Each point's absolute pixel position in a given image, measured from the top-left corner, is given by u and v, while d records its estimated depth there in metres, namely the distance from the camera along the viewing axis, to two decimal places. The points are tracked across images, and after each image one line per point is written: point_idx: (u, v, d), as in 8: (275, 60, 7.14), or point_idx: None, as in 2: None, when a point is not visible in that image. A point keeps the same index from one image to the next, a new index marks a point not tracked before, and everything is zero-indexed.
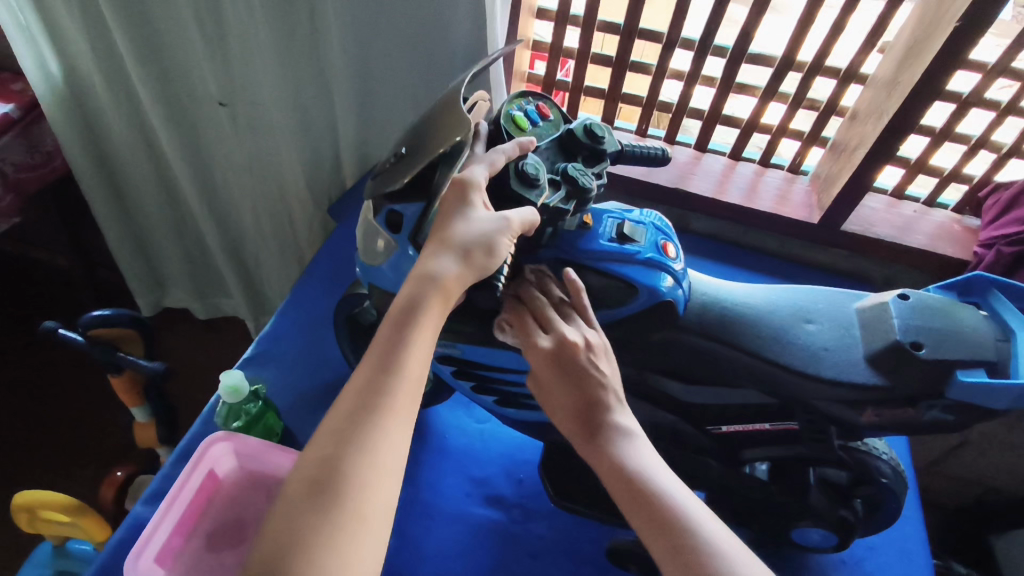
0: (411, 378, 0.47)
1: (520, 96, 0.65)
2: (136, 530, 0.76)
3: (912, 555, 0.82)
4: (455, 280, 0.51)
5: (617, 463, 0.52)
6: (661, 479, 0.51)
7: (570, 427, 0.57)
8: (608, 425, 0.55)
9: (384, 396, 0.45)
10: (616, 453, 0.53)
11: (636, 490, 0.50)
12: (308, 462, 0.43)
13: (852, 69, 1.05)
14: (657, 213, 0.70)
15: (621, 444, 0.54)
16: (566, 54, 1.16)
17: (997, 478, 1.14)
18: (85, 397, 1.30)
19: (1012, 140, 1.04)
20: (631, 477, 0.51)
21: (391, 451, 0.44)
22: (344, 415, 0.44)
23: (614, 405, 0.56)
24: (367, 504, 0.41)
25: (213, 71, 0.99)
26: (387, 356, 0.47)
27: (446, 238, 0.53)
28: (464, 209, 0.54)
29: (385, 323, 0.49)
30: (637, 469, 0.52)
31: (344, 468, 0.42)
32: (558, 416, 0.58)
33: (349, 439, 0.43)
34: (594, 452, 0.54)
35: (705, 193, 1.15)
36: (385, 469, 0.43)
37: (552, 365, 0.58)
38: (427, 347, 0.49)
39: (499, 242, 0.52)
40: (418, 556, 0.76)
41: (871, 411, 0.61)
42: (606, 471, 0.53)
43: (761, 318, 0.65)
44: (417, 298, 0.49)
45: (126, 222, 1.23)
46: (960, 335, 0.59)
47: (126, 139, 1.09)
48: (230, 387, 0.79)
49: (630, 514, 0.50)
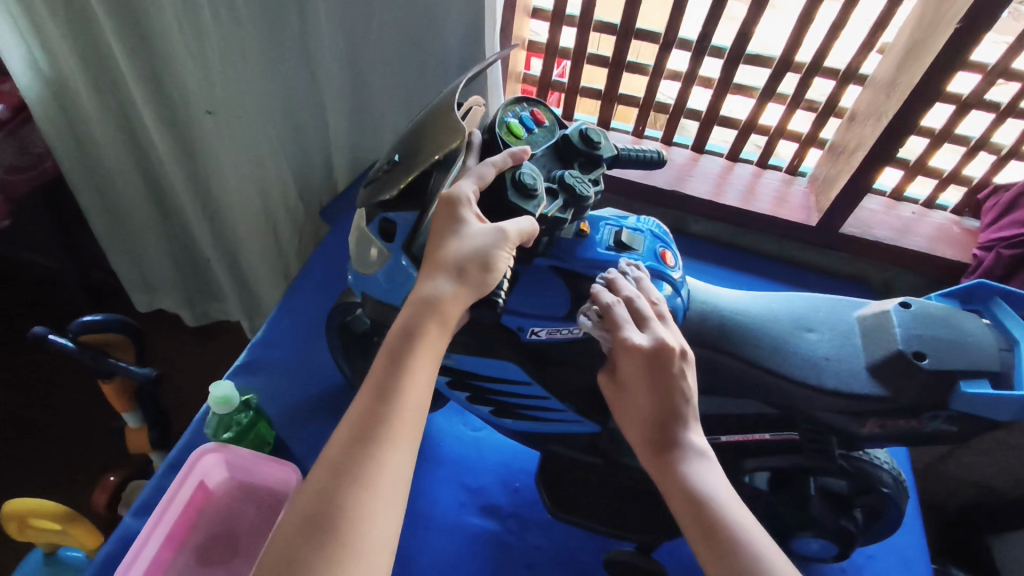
0: (409, 405, 0.45)
1: (514, 101, 0.63)
2: (125, 543, 0.75)
3: (912, 563, 0.81)
4: (452, 301, 0.50)
5: (693, 490, 0.51)
6: (740, 518, 0.50)
7: (640, 434, 0.56)
8: (684, 444, 0.54)
9: (380, 425, 0.44)
10: (692, 478, 0.52)
11: (712, 521, 0.50)
12: (306, 496, 0.41)
13: (851, 69, 1.04)
14: (655, 220, 0.69)
15: (698, 469, 0.53)
16: (561, 54, 1.15)
17: (995, 481, 1.13)
18: (76, 402, 1.28)
19: (1012, 141, 1.03)
20: (709, 510, 0.50)
21: (390, 483, 0.42)
22: (341, 446, 0.43)
23: (687, 421, 0.55)
24: (365, 539, 0.40)
25: (198, 79, 0.91)
26: (384, 383, 0.46)
27: (440, 257, 0.51)
28: (457, 225, 0.52)
29: (382, 353, 0.48)
30: (715, 501, 0.51)
31: (342, 502, 0.40)
32: (629, 420, 0.57)
33: (344, 473, 0.42)
34: (666, 468, 0.53)
35: (703, 195, 1.14)
36: (383, 501, 0.42)
37: (644, 367, 0.54)
38: (426, 372, 0.47)
39: (495, 256, 0.51)
40: (414, 568, 0.75)
41: (873, 422, 0.60)
42: (678, 494, 0.52)
43: (762, 328, 0.64)
44: (413, 324, 0.48)
45: (115, 226, 1.20)
46: (964, 345, 0.58)
47: (113, 143, 1.05)
48: (220, 399, 0.77)
49: (695, 542, 0.50)
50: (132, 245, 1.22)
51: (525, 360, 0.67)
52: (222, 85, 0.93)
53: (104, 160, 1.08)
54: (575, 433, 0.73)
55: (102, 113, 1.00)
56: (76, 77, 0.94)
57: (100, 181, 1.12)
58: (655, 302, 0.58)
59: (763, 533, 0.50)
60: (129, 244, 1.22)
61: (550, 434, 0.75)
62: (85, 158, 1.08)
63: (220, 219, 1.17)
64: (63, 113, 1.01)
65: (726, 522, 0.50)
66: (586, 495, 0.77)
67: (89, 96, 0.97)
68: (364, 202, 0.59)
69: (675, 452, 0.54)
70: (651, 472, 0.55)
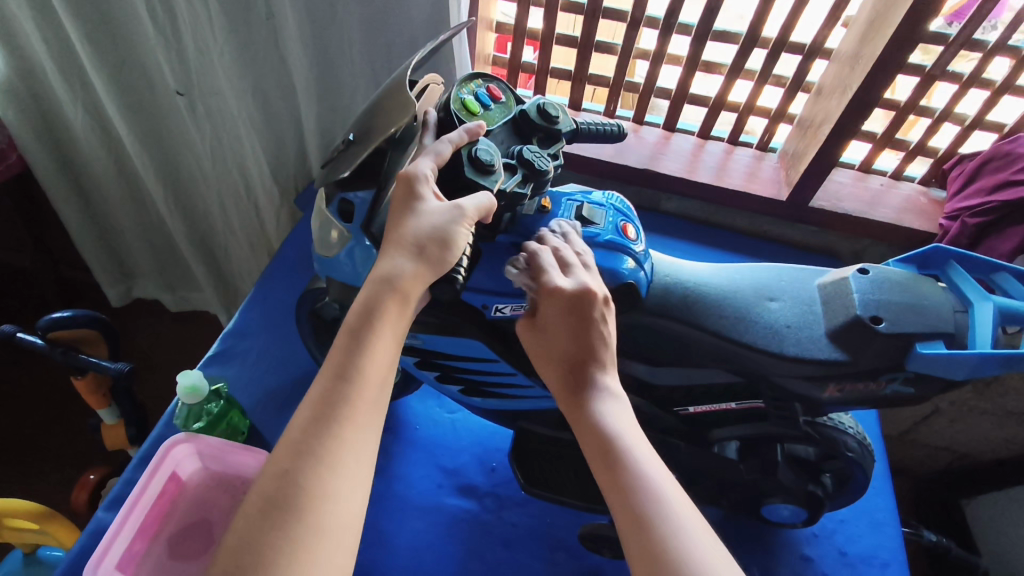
0: (372, 384, 0.46)
1: (471, 78, 0.63)
2: (98, 536, 0.74)
3: (883, 525, 0.84)
4: (412, 280, 0.50)
5: (596, 424, 0.50)
6: (638, 448, 0.49)
7: (554, 375, 0.55)
8: (591, 383, 0.53)
9: (342, 405, 0.44)
10: (597, 409, 0.51)
11: (608, 446, 0.48)
12: (267, 477, 0.41)
13: (817, 44, 1.04)
14: (618, 195, 0.69)
15: (604, 404, 0.52)
16: (529, 35, 1.14)
17: (967, 445, 1.16)
18: (52, 401, 1.26)
19: (974, 112, 1.05)
20: (609, 441, 0.49)
21: (353, 462, 0.43)
22: (302, 426, 0.43)
23: (602, 365, 0.54)
24: (332, 518, 0.40)
25: (168, 59, 0.93)
26: (346, 362, 0.46)
27: (399, 237, 0.51)
28: (414, 203, 0.52)
29: (342, 332, 0.48)
30: (617, 433, 0.49)
31: (304, 481, 0.40)
32: (544, 363, 0.57)
33: (307, 453, 0.42)
34: (576, 400, 0.53)
35: (673, 172, 1.14)
36: (348, 478, 0.42)
37: (567, 310, 0.54)
38: (388, 351, 0.48)
39: (454, 234, 0.51)
40: (393, 550, 0.76)
41: (834, 386, 0.62)
42: (584, 428, 0.51)
43: (725, 298, 0.65)
44: (373, 304, 0.48)
45: (87, 213, 1.17)
46: (921, 309, 0.59)
47: (86, 132, 1.03)
48: (190, 388, 0.76)
49: (595, 467, 0.49)
50: (108, 230, 1.21)
51: (494, 339, 0.68)
52: (195, 65, 0.94)
53: (78, 148, 1.06)
54: (547, 409, 0.74)
55: (73, 99, 0.98)
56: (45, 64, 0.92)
57: (70, 166, 1.09)
58: (580, 254, 0.58)
59: (653, 456, 0.49)
60: (104, 230, 1.21)
61: (523, 411, 0.75)
62: (59, 147, 1.06)
63: (193, 204, 1.16)
64: (35, 101, 0.99)
65: (615, 441, 0.49)
66: (560, 472, 0.78)
67: (61, 85, 0.95)
68: (322, 182, 0.59)
69: (584, 388, 0.53)
70: (564, 410, 0.54)
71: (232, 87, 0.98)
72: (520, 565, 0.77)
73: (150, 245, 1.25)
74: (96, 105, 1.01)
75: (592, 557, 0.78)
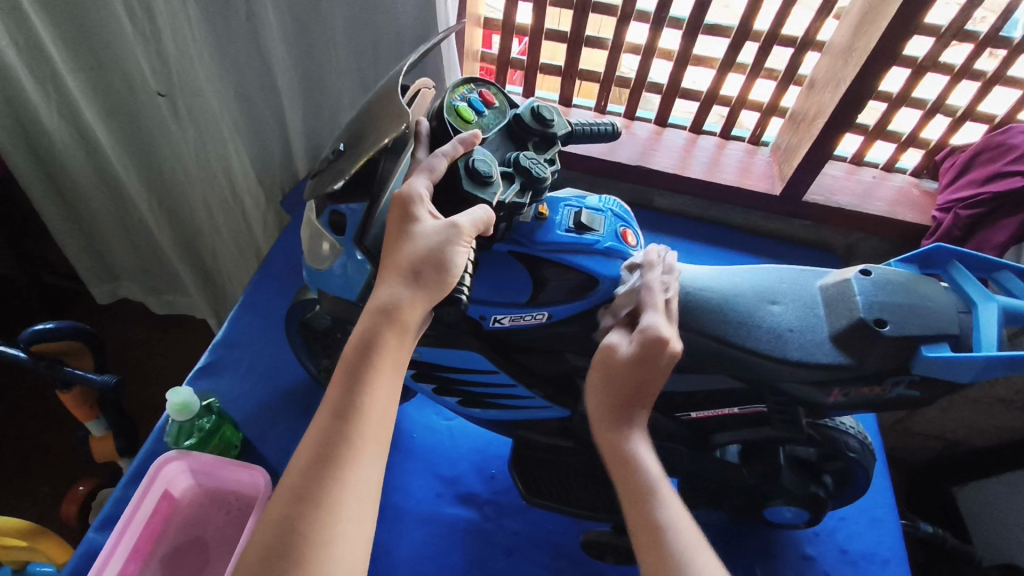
0: (372, 421, 0.45)
1: (463, 83, 0.61)
2: (90, 557, 0.72)
3: (882, 521, 0.84)
4: (411, 307, 0.49)
5: (629, 457, 0.54)
6: (664, 491, 0.52)
7: (600, 401, 0.57)
8: (626, 416, 0.56)
9: (342, 445, 0.43)
10: (634, 448, 0.55)
11: (644, 488, 0.52)
12: (267, 523, 0.40)
13: (809, 37, 1.03)
14: (616, 199, 0.67)
15: (640, 444, 0.55)
16: (518, 31, 1.12)
17: (959, 433, 1.16)
18: (37, 412, 1.24)
19: (966, 103, 1.05)
20: (641, 478, 0.53)
21: (355, 504, 0.41)
22: (300, 469, 0.42)
23: (639, 405, 0.57)
24: (334, 563, 0.39)
25: (148, 60, 0.91)
26: (343, 400, 0.45)
27: (395, 262, 0.50)
28: (408, 225, 0.51)
29: (340, 369, 0.47)
30: (648, 470, 0.53)
31: (302, 527, 0.39)
32: (595, 390, 0.58)
33: (308, 496, 0.40)
34: (614, 443, 0.56)
35: (667, 169, 1.13)
36: (349, 521, 0.41)
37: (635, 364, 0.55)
38: (388, 386, 0.46)
39: (452, 254, 0.50)
40: (393, 563, 0.74)
41: (838, 391, 0.61)
42: (622, 467, 0.54)
43: (727, 303, 0.64)
44: (371, 337, 0.47)
45: (68, 215, 1.14)
46: (925, 310, 0.59)
47: (63, 139, 1.00)
48: (179, 404, 0.74)
49: (627, 506, 0.52)
50: (90, 233, 1.18)
51: (491, 348, 0.67)
52: (175, 65, 0.91)
53: (56, 153, 1.03)
54: (547, 417, 0.73)
55: (49, 101, 0.94)
56: (19, 73, 0.88)
57: (49, 170, 1.06)
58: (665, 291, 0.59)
59: (679, 503, 0.52)
60: (86, 235, 1.19)
61: (523, 420, 0.74)
62: (36, 152, 1.03)
63: (179, 207, 1.13)
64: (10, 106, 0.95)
65: (649, 482, 0.53)
66: (561, 479, 0.77)
67: (36, 94, 0.92)
68: (312, 193, 0.57)
69: (625, 426, 0.56)
70: (599, 438, 0.57)
71: (213, 89, 0.96)
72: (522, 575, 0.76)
73: (135, 251, 1.22)
74: (73, 112, 0.97)
75: (593, 563, 0.78)
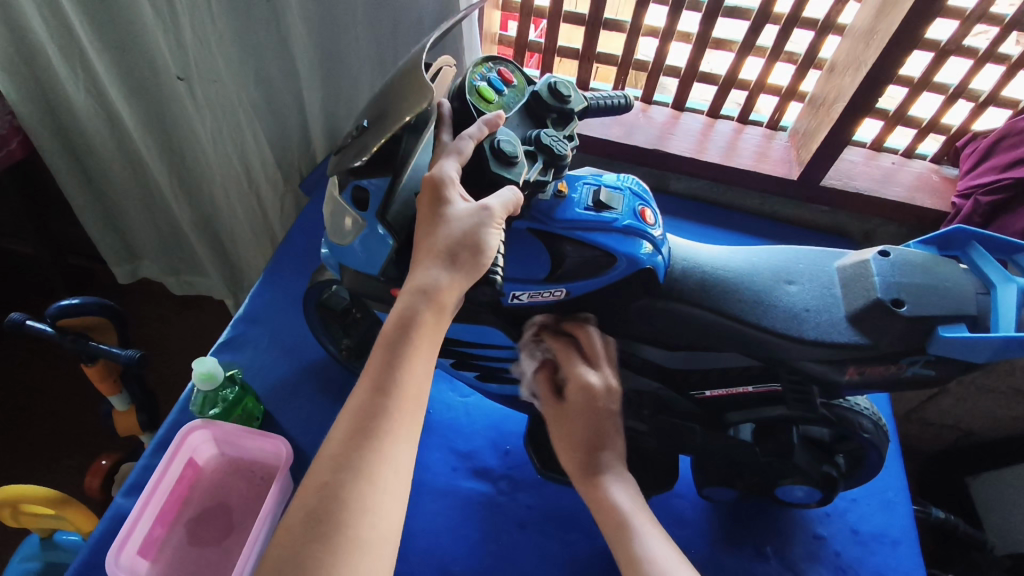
0: (410, 396, 0.47)
1: (481, 62, 0.61)
2: (118, 522, 0.75)
3: (893, 504, 0.84)
4: (449, 289, 0.50)
5: (609, 500, 0.64)
6: (640, 521, 0.62)
7: (573, 459, 0.68)
8: (603, 463, 0.67)
9: (381, 418, 0.45)
10: (609, 490, 0.65)
11: (623, 524, 0.61)
12: (309, 490, 0.43)
13: (830, 20, 1.02)
14: (634, 177, 0.67)
15: (615, 485, 0.65)
16: (536, 14, 1.12)
17: (974, 422, 1.15)
18: (63, 388, 1.27)
19: (990, 88, 1.03)
20: (620, 516, 0.62)
21: (392, 474, 0.44)
22: (341, 439, 0.44)
23: (610, 448, 0.68)
24: (371, 530, 0.42)
25: (167, 43, 0.92)
26: (383, 374, 0.47)
27: (431, 244, 0.51)
28: (442, 206, 0.52)
29: (380, 345, 0.49)
30: (624, 508, 0.63)
31: (344, 494, 0.42)
32: (562, 450, 0.68)
33: (349, 465, 0.43)
34: (593, 487, 0.65)
35: (683, 152, 1.13)
36: (386, 489, 0.43)
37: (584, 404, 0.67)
38: (424, 365, 0.49)
39: (485, 237, 0.51)
40: (409, 534, 0.76)
41: (852, 368, 0.62)
42: (599, 507, 0.64)
43: (744, 282, 0.65)
44: (410, 315, 0.49)
45: (91, 193, 1.16)
46: (942, 291, 0.59)
47: (90, 119, 1.02)
48: (204, 375, 0.76)
49: (610, 538, 0.62)
50: (114, 212, 1.20)
51: (510, 325, 0.68)
52: (194, 50, 0.92)
53: (83, 133, 1.04)
54: None
55: (76, 83, 0.96)
56: (49, 54, 0.90)
57: (75, 149, 1.08)
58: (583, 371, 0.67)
59: (654, 530, 0.62)
60: (109, 214, 1.21)
61: None
62: (62, 132, 1.04)
63: (199, 189, 1.15)
64: (38, 85, 0.97)
65: (623, 518, 0.62)
66: None
67: (65, 74, 0.94)
68: (335, 169, 0.58)
69: (596, 473, 0.66)
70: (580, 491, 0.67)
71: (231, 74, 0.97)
72: (534, 548, 0.77)
73: (157, 233, 1.24)
74: (99, 94, 0.99)
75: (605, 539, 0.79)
